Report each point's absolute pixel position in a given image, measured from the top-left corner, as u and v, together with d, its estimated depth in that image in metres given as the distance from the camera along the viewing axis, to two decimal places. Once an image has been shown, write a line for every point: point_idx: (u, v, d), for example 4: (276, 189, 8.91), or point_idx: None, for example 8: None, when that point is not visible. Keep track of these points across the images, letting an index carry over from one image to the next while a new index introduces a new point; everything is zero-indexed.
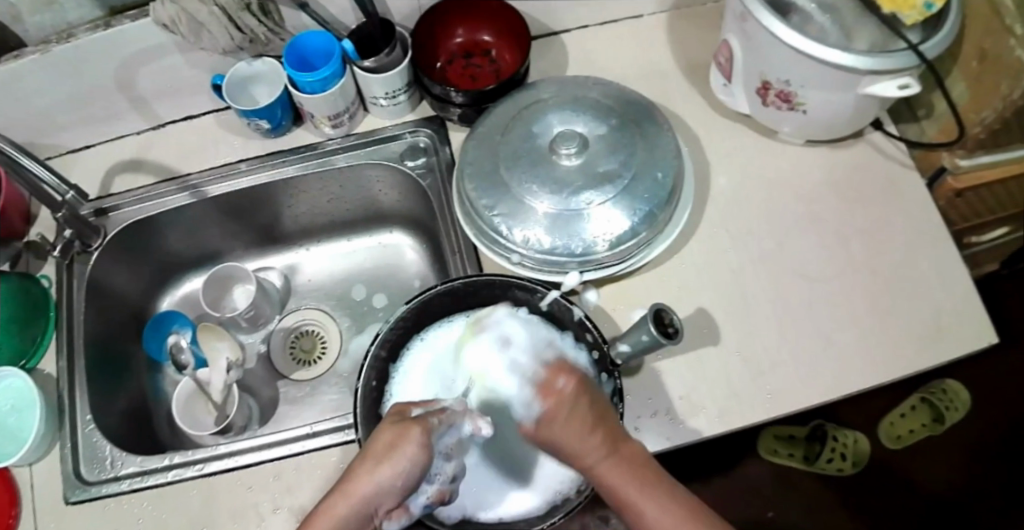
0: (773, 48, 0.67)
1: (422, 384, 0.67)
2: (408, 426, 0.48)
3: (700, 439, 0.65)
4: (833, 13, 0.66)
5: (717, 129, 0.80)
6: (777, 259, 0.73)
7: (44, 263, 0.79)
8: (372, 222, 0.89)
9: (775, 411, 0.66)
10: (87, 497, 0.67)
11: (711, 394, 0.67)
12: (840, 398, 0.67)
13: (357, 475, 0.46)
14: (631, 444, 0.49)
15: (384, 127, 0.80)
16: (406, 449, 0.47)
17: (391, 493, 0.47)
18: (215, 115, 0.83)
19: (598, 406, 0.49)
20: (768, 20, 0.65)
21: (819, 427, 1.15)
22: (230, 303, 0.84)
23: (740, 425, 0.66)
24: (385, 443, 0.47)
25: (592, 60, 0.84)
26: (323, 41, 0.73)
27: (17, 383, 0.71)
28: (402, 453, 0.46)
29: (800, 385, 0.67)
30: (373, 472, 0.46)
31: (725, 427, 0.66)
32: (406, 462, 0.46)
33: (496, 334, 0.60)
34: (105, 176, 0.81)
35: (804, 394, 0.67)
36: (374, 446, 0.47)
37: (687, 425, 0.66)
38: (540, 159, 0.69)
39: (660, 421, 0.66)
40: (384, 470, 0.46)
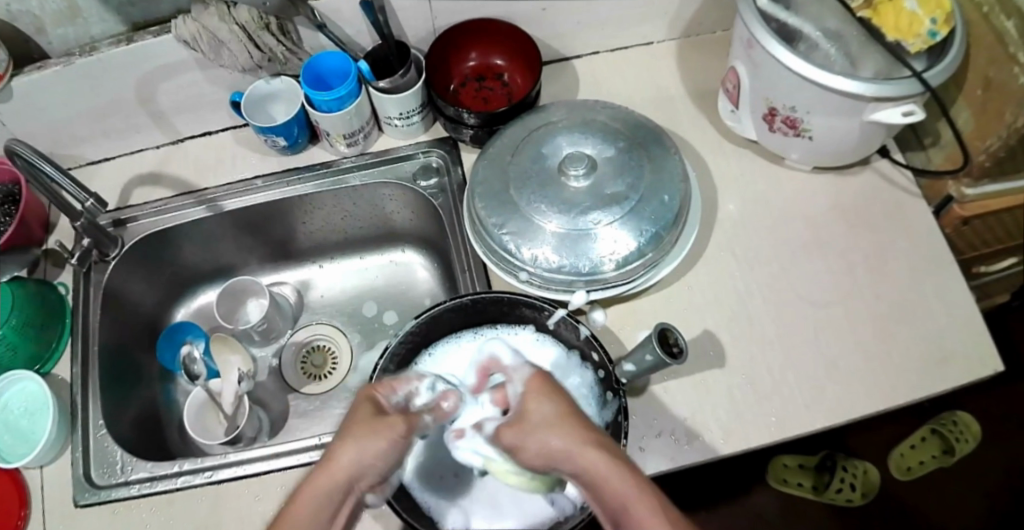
0: (778, 74, 0.68)
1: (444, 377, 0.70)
2: (390, 418, 0.49)
3: (702, 460, 0.66)
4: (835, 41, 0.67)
5: (726, 155, 0.81)
6: (782, 284, 0.74)
7: (61, 270, 0.81)
8: (384, 241, 0.88)
9: (777, 432, 0.67)
10: (97, 501, 0.69)
11: (713, 414, 0.68)
12: (842, 422, 0.67)
13: (338, 451, 0.47)
14: (580, 415, 0.49)
15: (398, 147, 0.80)
16: (381, 438, 0.48)
17: (369, 471, 0.48)
18: (234, 131, 0.84)
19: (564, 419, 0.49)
20: (773, 47, 0.66)
21: (828, 457, 1.15)
22: (243, 315, 0.84)
23: (742, 447, 0.66)
24: (362, 416, 0.50)
25: (604, 83, 0.84)
26: (340, 61, 0.74)
27: (31, 385, 0.74)
28: (379, 437, 0.48)
29: (802, 408, 0.68)
30: (356, 444, 0.48)
31: (727, 448, 0.66)
32: (381, 449, 0.48)
33: (550, 338, 0.71)
34: (124, 188, 0.82)
35: (807, 418, 0.67)
36: (355, 428, 0.48)
37: (691, 446, 0.67)
38: (549, 180, 0.71)
39: (663, 440, 0.67)
40: (360, 455, 0.47)
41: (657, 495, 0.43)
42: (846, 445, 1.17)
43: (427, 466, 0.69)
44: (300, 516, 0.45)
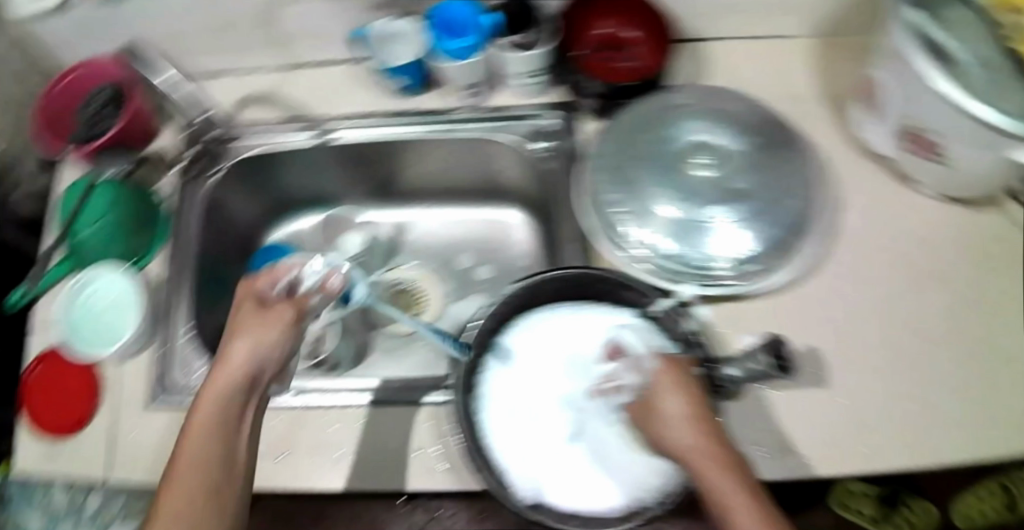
0: (922, 97, 0.64)
1: (537, 345, 0.72)
2: (283, 308, 0.62)
3: (782, 477, 0.65)
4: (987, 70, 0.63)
5: (852, 168, 0.78)
6: (888, 312, 0.71)
7: (160, 175, 0.81)
8: (491, 194, 0.85)
9: (862, 462, 0.65)
10: (169, 405, 0.71)
11: (800, 433, 0.66)
12: (932, 465, 0.65)
13: (235, 345, 0.58)
14: (706, 425, 0.51)
15: (516, 105, 0.77)
16: (247, 334, 0.58)
17: (267, 361, 0.59)
18: (351, 64, 0.81)
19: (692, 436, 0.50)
20: (925, 68, 0.62)
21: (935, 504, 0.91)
22: (344, 246, 0.85)
23: (827, 473, 0.65)
24: (252, 311, 0.61)
25: (736, 74, 0.81)
26: (463, 10, 0.69)
27: (119, 282, 0.76)
28: (269, 328, 0.59)
29: (891, 443, 0.66)
30: (251, 341, 0.58)
31: (811, 469, 0.65)
32: (262, 340, 0.59)
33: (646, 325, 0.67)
34: (237, 105, 0.82)
35: (895, 454, 0.65)
36: (238, 320, 0.60)
37: (772, 459, 0.65)
38: (672, 166, 0.72)
39: (745, 450, 0.66)
40: (241, 344, 0.58)
41: (763, 506, 0.44)
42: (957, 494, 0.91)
43: (511, 430, 0.69)
44: (213, 405, 0.54)
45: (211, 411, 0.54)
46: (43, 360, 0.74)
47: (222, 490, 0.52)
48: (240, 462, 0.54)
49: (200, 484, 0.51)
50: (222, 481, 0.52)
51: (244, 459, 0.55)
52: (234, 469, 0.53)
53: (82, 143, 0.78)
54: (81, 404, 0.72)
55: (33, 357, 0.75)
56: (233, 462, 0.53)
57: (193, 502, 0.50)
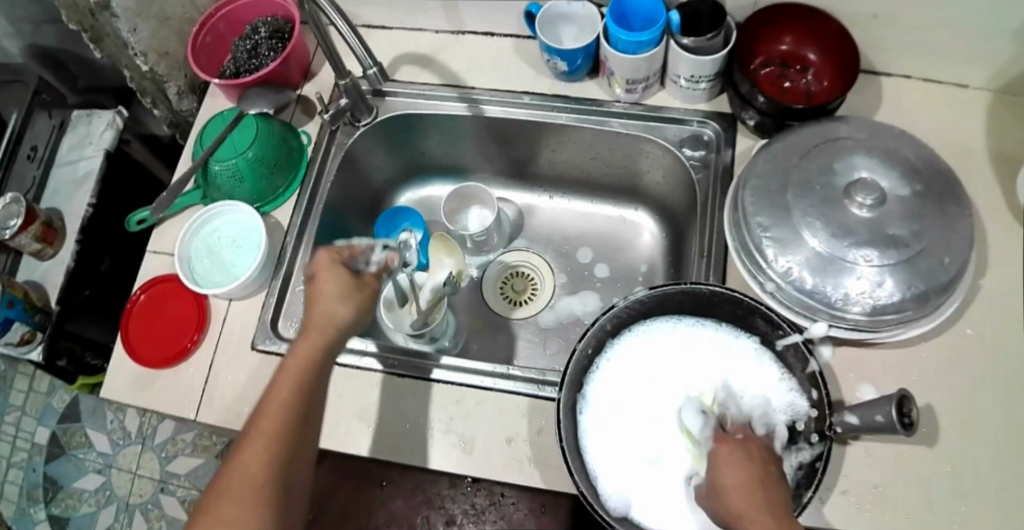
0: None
1: (649, 358, 0.69)
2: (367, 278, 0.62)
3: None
4: None
5: (1007, 233, 0.74)
6: (1022, 392, 0.67)
7: (308, 121, 0.83)
8: (624, 194, 0.85)
9: None
10: (276, 350, 0.74)
11: (904, 494, 0.64)
12: None
13: (322, 313, 0.58)
14: (765, 482, 0.48)
15: (673, 108, 0.76)
16: (330, 300, 0.58)
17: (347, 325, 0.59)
18: (516, 40, 0.81)
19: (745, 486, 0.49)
20: None
21: None
22: (463, 220, 0.84)
23: None
24: (337, 274, 0.60)
25: (900, 114, 0.78)
26: (650, 5, 0.70)
27: (247, 222, 0.78)
28: (355, 293, 0.60)
29: (997, 525, 0.63)
30: (337, 301, 0.58)
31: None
32: (349, 311, 0.59)
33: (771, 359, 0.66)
34: (392, 63, 0.83)
35: None
36: (317, 290, 0.59)
37: (870, 514, 0.64)
38: (830, 198, 0.65)
39: (845, 500, 0.64)
40: (329, 315, 0.58)
41: None
42: None
43: (608, 439, 0.65)
44: (298, 358, 0.55)
45: (287, 389, 0.53)
46: (148, 289, 0.79)
47: (297, 441, 0.53)
48: (316, 418, 0.55)
49: (269, 459, 0.51)
50: (288, 463, 0.52)
51: (312, 442, 0.55)
52: (310, 422, 0.54)
53: (237, 70, 0.82)
54: (190, 330, 0.75)
55: (139, 285, 0.79)
56: (302, 443, 0.53)
57: (271, 445, 0.51)
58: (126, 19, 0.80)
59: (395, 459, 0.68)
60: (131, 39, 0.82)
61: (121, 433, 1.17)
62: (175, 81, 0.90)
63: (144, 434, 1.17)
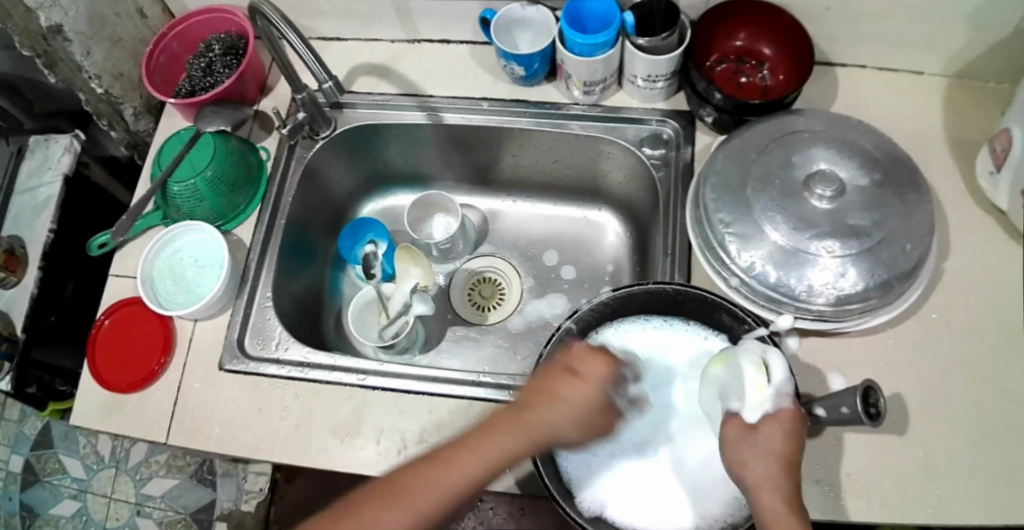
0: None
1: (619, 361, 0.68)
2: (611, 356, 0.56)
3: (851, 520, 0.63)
4: None
5: (965, 216, 0.75)
6: (988, 373, 0.68)
7: (266, 136, 0.82)
8: (586, 196, 0.85)
9: (934, 518, 0.63)
10: (244, 369, 0.73)
11: (878, 479, 0.65)
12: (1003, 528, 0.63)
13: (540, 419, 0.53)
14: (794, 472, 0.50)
15: (630, 107, 0.76)
16: (559, 408, 0.53)
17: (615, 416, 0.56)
18: (472, 47, 0.81)
19: (773, 469, 0.50)
20: None
21: None
22: (427, 228, 0.84)
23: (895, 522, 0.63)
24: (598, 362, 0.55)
25: (858, 103, 0.79)
26: (605, 7, 0.70)
27: (209, 241, 0.77)
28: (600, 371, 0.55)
29: (969, 503, 0.63)
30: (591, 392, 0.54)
31: (881, 516, 0.63)
32: (567, 430, 0.53)
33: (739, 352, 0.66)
34: (350, 74, 0.82)
35: (970, 515, 0.63)
36: (553, 388, 0.54)
37: (845, 502, 0.64)
38: (790, 191, 0.65)
39: (818, 489, 0.64)
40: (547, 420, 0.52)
41: None
42: None
43: None
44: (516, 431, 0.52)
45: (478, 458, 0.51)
46: (112, 314, 0.77)
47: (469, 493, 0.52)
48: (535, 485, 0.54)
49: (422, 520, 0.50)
50: (445, 513, 0.52)
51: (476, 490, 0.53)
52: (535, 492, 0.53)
53: (193, 89, 0.82)
54: (157, 354, 0.74)
55: (102, 311, 0.77)
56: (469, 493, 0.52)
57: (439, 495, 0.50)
58: (78, 42, 0.79)
59: (368, 471, 0.68)
60: (84, 62, 0.81)
61: (95, 457, 1.15)
62: (132, 101, 0.89)
63: (118, 457, 1.14)
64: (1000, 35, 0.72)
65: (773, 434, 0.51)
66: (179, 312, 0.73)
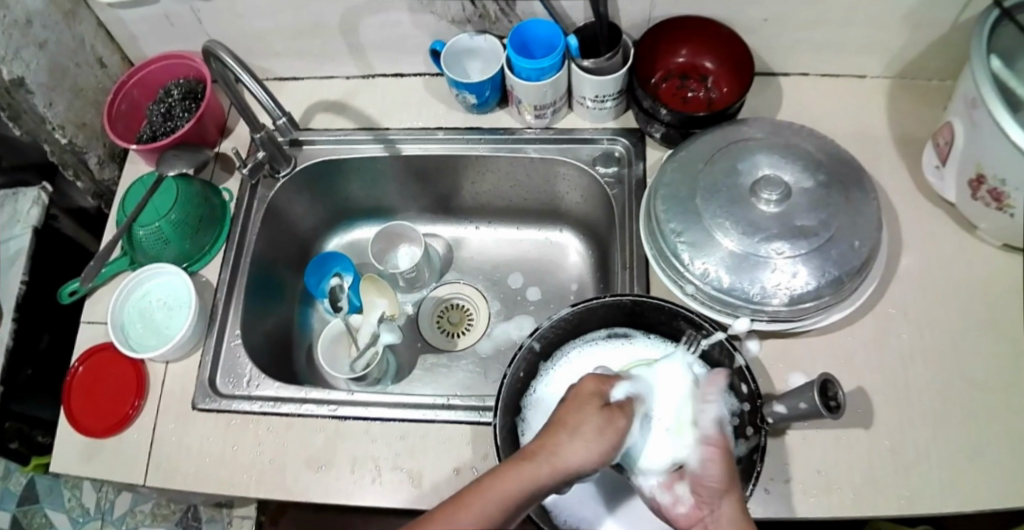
0: (996, 142, 0.63)
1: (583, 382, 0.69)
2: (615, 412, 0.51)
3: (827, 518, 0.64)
4: None
5: (916, 212, 0.76)
6: (945, 361, 0.70)
7: (228, 176, 0.84)
8: (546, 216, 0.87)
9: (906, 509, 0.64)
10: (216, 407, 0.73)
11: (848, 473, 0.65)
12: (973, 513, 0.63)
13: (553, 447, 0.48)
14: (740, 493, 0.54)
15: (582, 128, 0.78)
16: (565, 433, 0.49)
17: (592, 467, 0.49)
18: (426, 78, 0.84)
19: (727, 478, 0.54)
20: (1002, 118, 0.61)
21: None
22: (392, 259, 0.85)
23: (868, 515, 0.64)
24: (591, 394, 0.52)
25: (803, 110, 0.81)
26: (549, 32, 0.72)
27: (177, 283, 0.78)
28: (591, 409, 0.51)
29: (938, 491, 0.64)
30: (583, 438, 0.49)
31: (854, 511, 0.64)
32: (583, 452, 0.48)
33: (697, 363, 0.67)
34: (308, 111, 0.84)
35: (940, 502, 0.64)
36: (563, 417, 0.50)
37: (817, 500, 0.64)
38: (738, 198, 0.67)
39: (790, 488, 0.65)
40: (553, 446, 0.48)
41: None
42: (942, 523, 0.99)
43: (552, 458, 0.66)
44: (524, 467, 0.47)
45: (490, 499, 0.45)
46: (84, 360, 0.77)
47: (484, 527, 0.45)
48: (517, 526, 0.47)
49: None
50: None
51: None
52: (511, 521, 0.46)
53: (154, 134, 0.83)
54: (129, 398, 0.74)
55: (75, 358, 0.77)
56: None
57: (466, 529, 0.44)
58: (40, 94, 0.80)
59: (344, 501, 0.68)
60: (47, 114, 0.82)
61: (80, 510, 1.14)
62: (95, 150, 0.90)
63: (102, 508, 1.13)
64: (934, 34, 0.75)
65: (719, 453, 0.55)
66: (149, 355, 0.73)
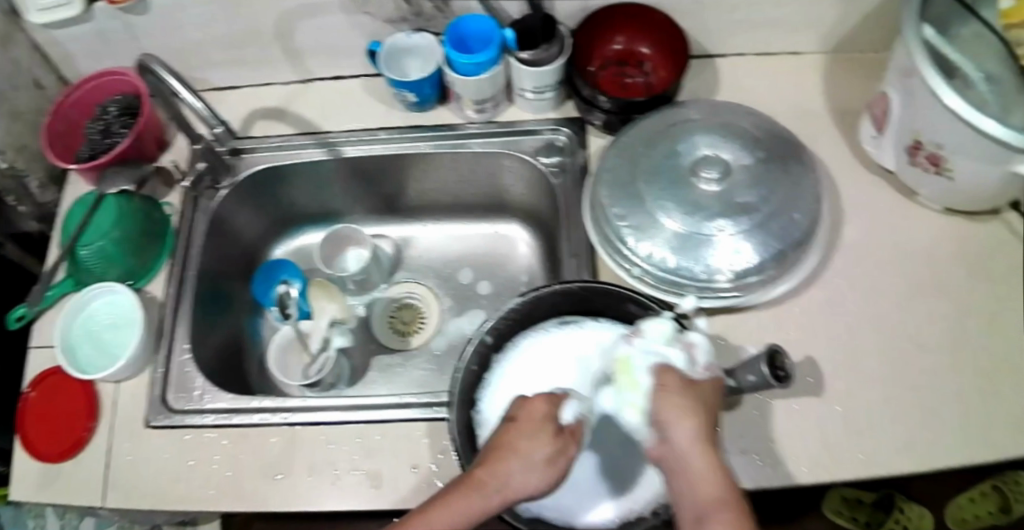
0: (931, 109, 0.64)
1: (539, 370, 0.69)
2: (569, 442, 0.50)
3: (785, 487, 0.64)
4: (993, 85, 0.64)
5: (858, 183, 0.77)
6: (893, 326, 0.70)
7: (170, 190, 0.83)
8: (493, 211, 0.86)
9: (864, 473, 0.64)
10: (169, 423, 0.72)
11: (804, 443, 0.65)
12: (930, 472, 0.64)
13: (502, 474, 0.48)
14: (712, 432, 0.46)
15: (524, 120, 0.78)
16: (516, 461, 0.48)
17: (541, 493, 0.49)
18: (364, 79, 0.83)
19: (682, 412, 0.46)
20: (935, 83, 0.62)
21: (887, 495, 1.07)
22: (341, 263, 0.84)
23: (826, 482, 0.64)
24: (542, 414, 0.50)
25: (741, 89, 0.82)
26: (485, 26, 0.71)
27: (122, 300, 0.76)
28: (543, 434, 0.49)
29: (894, 454, 0.64)
30: (532, 466, 0.48)
31: (812, 479, 0.64)
32: (532, 482, 0.48)
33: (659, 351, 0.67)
34: (247, 118, 0.84)
35: (897, 464, 0.64)
36: (514, 443, 0.48)
37: (775, 470, 0.64)
38: (678, 179, 0.67)
39: (748, 460, 0.65)
40: (503, 478, 0.47)
41: None
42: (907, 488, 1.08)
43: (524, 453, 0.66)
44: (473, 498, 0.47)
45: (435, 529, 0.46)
46: (36, 386, 0.75)
47: None
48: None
49: None
50: None
51: None
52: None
53: (93, 153, 0.82)
54: (82, 421, 0.72)
55: (26, 384, 0.75)
56: None
57: None
58: None
59: (303, 507, 0.67)
60: None
61: None
62: (35, 172, 0.89)
63: None
64: (864, 7, 0.76)
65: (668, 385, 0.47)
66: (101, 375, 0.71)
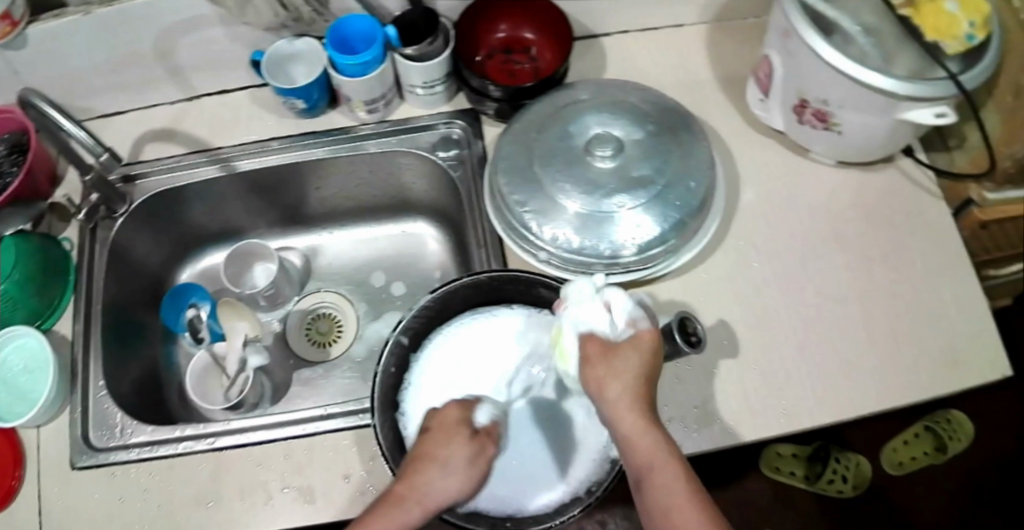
0: (812, 66, 0.65)
1: (455, 364, 0.70)
2: (484, 443, 0.51)
3: (710, 449, 0.65)
4: (872, 36, 0.65)
5: (750, 147, 0.79)
6: (797, 281, 0.72)
7: (67, 226, 0.81)
8: (398, 210, 0.88)
9: (784, 425, 0.66)
10: (94, 463, 0.70)
11: (724, 404, 0.67)
12: (846, 417, 0.66)
13: (422, 483, 0.47)
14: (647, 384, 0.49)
15: (418, 116, 0.79)
16: (436, 467, 0.48)
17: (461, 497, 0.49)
18: (251, 90, 0.82)
19: (618, 381, 0.48)
20: (813, 41, 0.63)
21: (822, 447, 1.17)
22: (249, 279, 0.85)
23: (749, 439, 0.66)
24: (454, 420, 0.51)
25: (629, 66, 0.83)
26: (366, 26, 0.71)
27: (32, 342, 0.74)
28: (458, 439, 0.50)
29: (809, 403, 0.67)
30: (448, 472, 0.48)
31: (734, 438, 0.66)
32: (453, 486, 0.48)
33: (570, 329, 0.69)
34: (137, 143, 0.82)
35: (814, 412, 0.66)
36: (432, 451, 0.49)
37: (699, 434, 0.66)
38: (575, 158, 0.68)
39: (671, 427, 0.66)
40: (423, 488, 0.47)
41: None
42: (841, 438, 1.19)
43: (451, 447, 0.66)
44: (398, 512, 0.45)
45: None
46: None
47: None
48: None
49: None
50: None
51: None
52: None
53: None
54: (8, 469, 0.69)
55: None
56: None
57: None
58: None
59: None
60: None
61: None
62: None
63: None
64: None
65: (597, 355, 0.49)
66: (19, 421, 0.69)
